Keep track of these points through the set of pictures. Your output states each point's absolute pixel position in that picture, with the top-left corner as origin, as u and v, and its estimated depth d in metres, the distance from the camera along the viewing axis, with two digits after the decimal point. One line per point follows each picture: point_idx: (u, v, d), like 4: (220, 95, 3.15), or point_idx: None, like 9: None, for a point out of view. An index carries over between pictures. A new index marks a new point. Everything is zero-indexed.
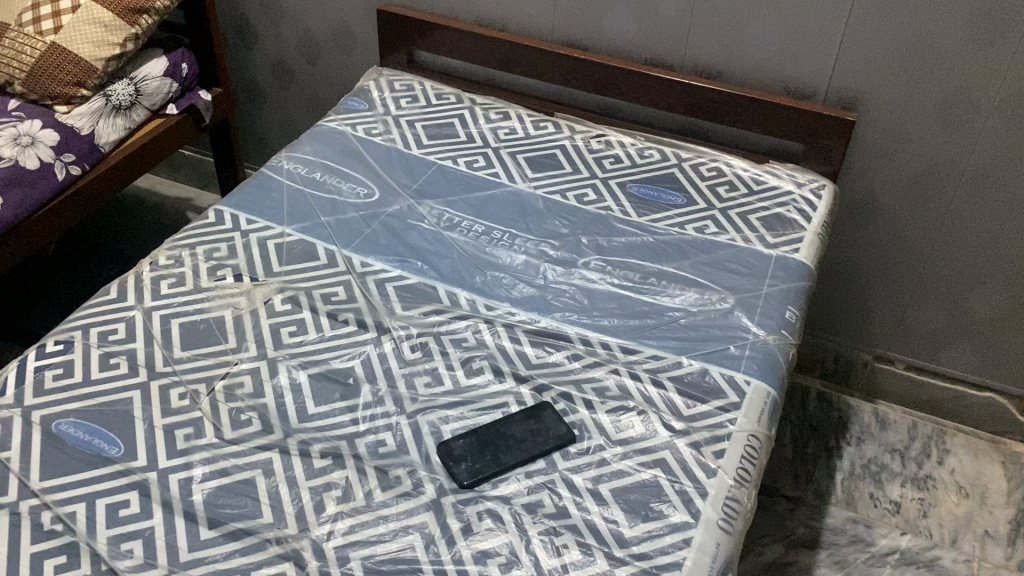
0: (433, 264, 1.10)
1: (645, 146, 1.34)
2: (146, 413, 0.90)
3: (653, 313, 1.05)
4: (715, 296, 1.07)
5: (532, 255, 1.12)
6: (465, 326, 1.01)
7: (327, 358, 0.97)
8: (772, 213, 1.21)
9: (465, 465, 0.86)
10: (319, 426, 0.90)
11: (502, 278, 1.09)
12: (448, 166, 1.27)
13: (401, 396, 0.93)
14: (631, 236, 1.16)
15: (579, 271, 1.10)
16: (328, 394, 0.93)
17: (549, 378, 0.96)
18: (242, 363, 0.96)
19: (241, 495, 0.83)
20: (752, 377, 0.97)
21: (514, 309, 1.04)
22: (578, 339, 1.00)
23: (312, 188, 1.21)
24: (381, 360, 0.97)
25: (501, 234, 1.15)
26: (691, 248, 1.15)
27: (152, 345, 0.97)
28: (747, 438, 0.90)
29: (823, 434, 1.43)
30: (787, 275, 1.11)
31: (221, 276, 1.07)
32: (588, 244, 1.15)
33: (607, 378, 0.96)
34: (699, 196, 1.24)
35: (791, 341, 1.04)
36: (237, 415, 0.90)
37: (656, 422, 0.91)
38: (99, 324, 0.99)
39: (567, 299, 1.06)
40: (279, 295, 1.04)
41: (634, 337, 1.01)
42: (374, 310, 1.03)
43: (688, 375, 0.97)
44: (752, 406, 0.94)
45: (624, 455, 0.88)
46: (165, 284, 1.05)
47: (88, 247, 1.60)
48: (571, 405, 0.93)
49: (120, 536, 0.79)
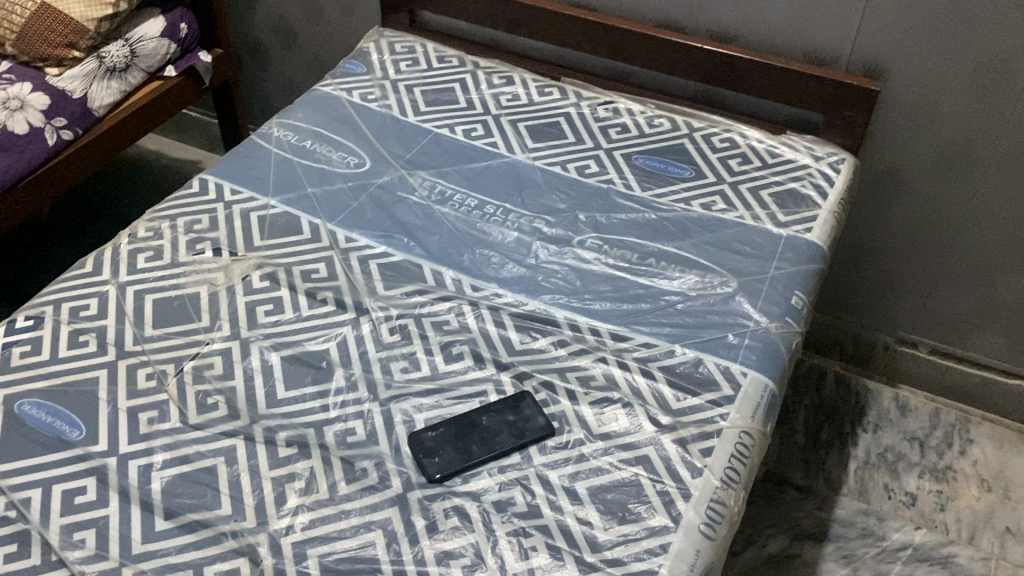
0: (420, 240, 1.05)
1: (655, 114, 1.27)
2: (111, 394, 0.87)
3: (648, 296, 0.98)
4: (717, 279, 1.01)
5: (525, 232, 1.07)
6: (447, 308, 0.96)
7: (301, 340, 0.93)
8: (785, 189, 1.13)
9: (436, 457, 0.82)
10: (288, 412, 0.86)
11: (491, 256, 1.03)
12: (444, 135, 1.22)
13: (375, 381, 0.89)
14: (632, 214, 1.10)
15: (574, 249, 1.04)
16: (300, 378, 0.89)
17: (531, 366, 0.90)
18: (214, 343, 0.93)
19: (200, 484, 0.80)
20: (750, 369, 0.91)
21: (502, 291, 0.99)
22: (567, 324, 0.95)
23: (301, 158, 1.16)
24: (356, 342, 0.93)
25: (494, 209, 1.10)
26: (695, 226, 1.08)
27: (124, 322, 0.94)
28: (739, 435, 0.85)
29: (838, 419, 1.37)
30: (796, 257, 1.04)
31: (200, 250, 1.03)
32: (585, 221, 1.08)
33: (594, 367, 0.90)
34: (708, 168, 1.17)
35: (796, 329, 0.97)
36: (203, 398, 0.87)
37: (642, 416, 0.86)
38: (71, 299, 0.96)
39: (558, 280, 1.01)
40: (257, 272, 1.00)
41: (625, 323, 0.95)
42: (354, 289, 0.98)
43: (680, 364, 0.91)
44: (747, 401, 0.88)
45: (605, 451, 0.83)
46: (141, 258, 1.02)
47: (86, 209, 1.58)
48: (553, 395, 0.88)
49: (73, 525, 0.76)
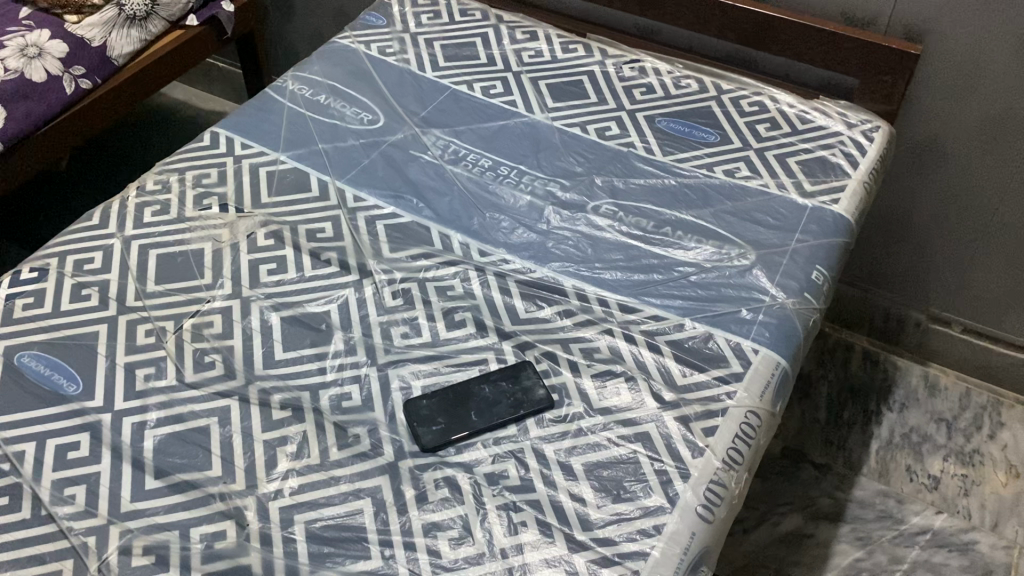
0: (429, 202, 1.02)
1: (683, 74, 1.21)
2: (109, 350, 0.86)
3: (661, 267, 0.95)
4: (735, 250, 0.97)
5: (538, 196, 1.03)
6: (453, 273, 0.94)
7: (302, 301, 0.91)
8: (815, 156, 1.08)
9: (431, 426, 0.80)
10: (283, 374, 0.85)
11: (500, 220, 1.00)
12: (462, 92, 1.18)
13: (374, 346, 0.87)
14: (651, 179, 1.06)
15: (587, 215, 1.01)
16: (299, 340, 0.88)
17: (534, 335, 0.88)
18: (215, 301, 0.91)
19: (192, 444, 0.79)
20: (762, 346, 0.87)
21: (510, 256, 0.96)
22: (574, 293, 0.92)
23: (314, 112, 1.14)
24: (358, 305, 0.91)
25: (508, 170, 1.07)
26: (716, 194, 1.04)
27: (126, 277, 0.93)
28: (745, 415, 0.81)
29: (863, 397, 1.32)
30: (820, 230, 0.99)
31: (207, 205, 1.02)
32: (602, 185, 1.05)
33: (599, 339, 0.87)
34: (735, 133, 1.12)
35: (815, 306, 0.93)
36: (201, 356, 0.86)
37: (645, 391, 0.83)
38: (76, 251, 0.96)
39: (568, 247, 0.97)
40: (262, 229, 0.99)
41: (635, 294, 0.92)
42: (359, 250, 0.96)
43: (689, 339, 0.87)
44: (756, 380, 0.84)
45: (604, 426, 0.80)
46: (148, 212, 1.01)
47: (108, 155, 1.59)
48: (555, 366, 0.85)
49: (64, 481, 0.76)
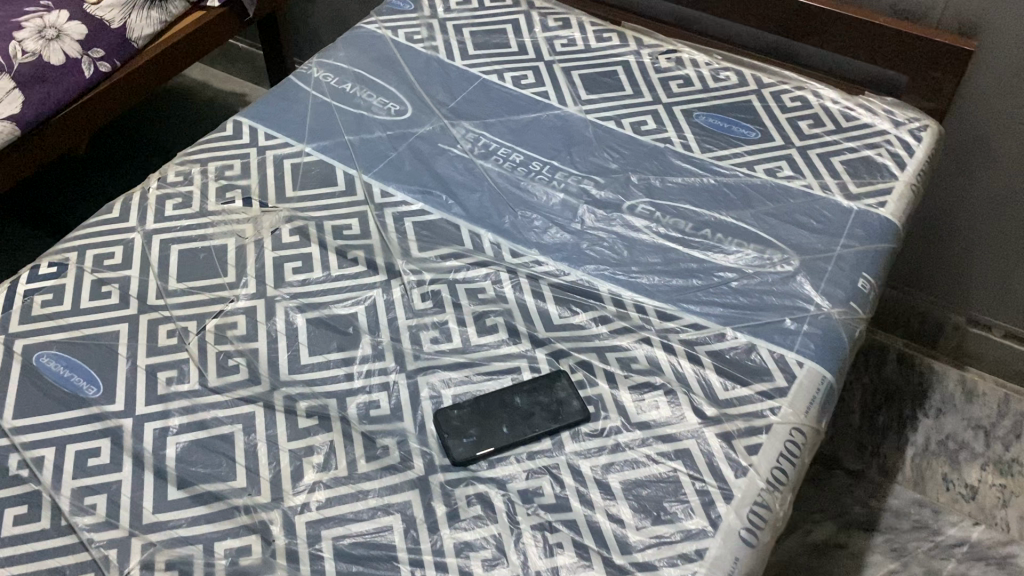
0: (460, 199, 0.99)
1: (721, 66, 1.17)
2: (130, 351, 0.84)
3: (701, 271, 0.91)
4: (777, 255, 0.93)
5: (572, 193, 1.00)
6: (483, 275, 0.91)
7: (327, 303, 0.88)
8: (860, 156, 1.03)
9: (463, 438, 0.77)
10: (309, 380, 0.82)
11: (532, 219, 0.97)
12: (492, 82, 1.14)
13: (403, 351, 0.84)
14: (689, 177, 1.02)
15: (623, 215, 0.97)
16: (325, 343, 0.85)
17: (568, 342, 0.85)
18: (238, 301, 0.88)
19: (216, 452, 0.77)
20: (807, 359, 0.83)
21: (542, 257, 0.92)
22: (610, 299, 0.88)
23: (340, 102, 1.10)
24: (386, 307, 0.88)
25: (540, 166, 1.03)
26: (757, 194, 1.00)
27: (148, 273, 0.91)
28: (789, 432, 0.78)
29: (898, 401, 1.29)
30: (867, 234, 0.95)
31: (230, 199, 0.98)
32: (638, 183, 1.01)
33: (636, 348, 0.84)
34: (777, 129, 1.07)
35: (861, 316, 0.89)
36: (224, 359, 0.83)
37: (685, 406, 0.80)
38: (96, 246, 0.93)
39: (604, 248, 0.94)
40: (287, 225, 0.95)
41: (673, 300, 0.89)
42: (387, 249, 0.93)
43: (730, 349, 0.84)
44: (801, 395, 0.81)
45: (642, 441, 0.77)
46: (170, 205, 0.98)
47: (130, 137, 1.56)
48: (591, 376, 0.82)
49: (85, 489, 0.74)
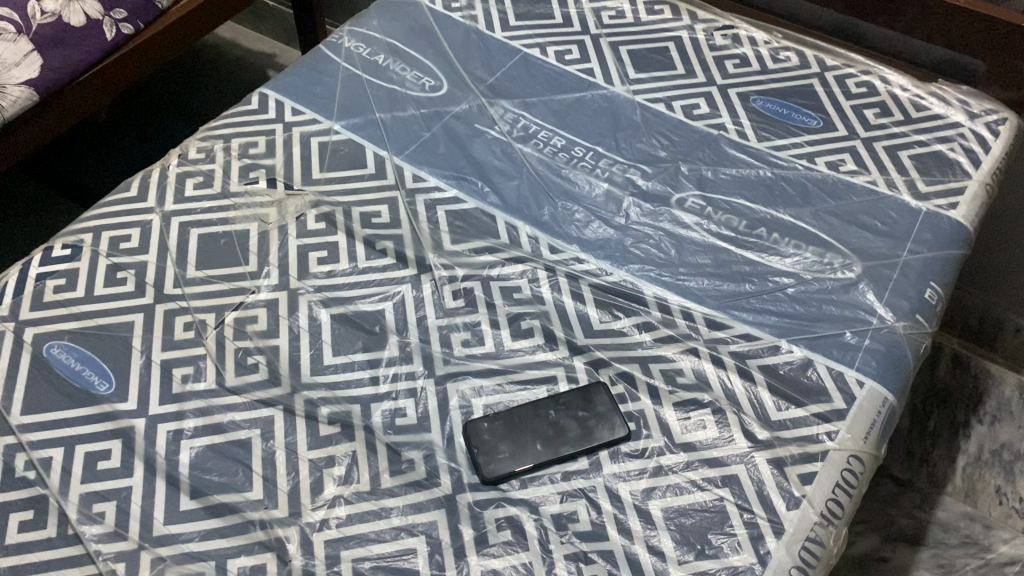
0: (497, 187, 0.92)
1: (781, 45, 1.08)
2: (145, 345, 0.79)
3: (754, 276, 0.85)
4: (838, 260, 0.86)
5: (616, 184, 0.93)
6: (520, 272, 0.85)
7: (352, 298, 0.83)
8: (930, 150, 0.95)
9: (494, 455, 0.72)
10: (331, 383, 0.77)
11: (573, 211, 0.90)
12: (534, 56, 1.07)
13: (432, 355, 0.79)
14: (743, 169, 0.94)
15: (671, 210, 0.91)
16: (349, 343, 0.80)
17: (609, 351, 0.79)
18: (260, 293, 0.83)
19: (232, 460, 0.72)
20: (867, 378, 0.77)
21: (583, 255, 0.86)
22: (655, 303, 0.82)
23: (371, 75, 1.04)
24: (415, 305, 0.82)
25: (583, 152, 0.96)
26: (817, 190, 0.92)
27: (165, 259, 0.86)
28: (847, 460, 0.72)
29: (950, 406, 1.21)
30: (936, 239, 0.88)
31: (254, 179, 0.93)
32: (688, 174, 0.94)
33: (682, 359, 0.78)
34: (840, 118, 0.99)
35: (927, 330, 0.82)
36: (243, 357, 0.78)
37: (734, 427, 0.74)
38: (113, 227, 0.88)
39: (650, 246, 0.87)
40: (313, 211, 0.90)
41: (723, 307, 0.82)
42: (418, 241, 0.87)
43: (784, 365, 0.78)
44: (860, 418, 0.75)
45: (686, 465, 0.72)
46: (190, 184, 0.92)
47: (157, 98, 1.51)
48: (632, 390, 0.76)
49: (93, 495, 0.70)
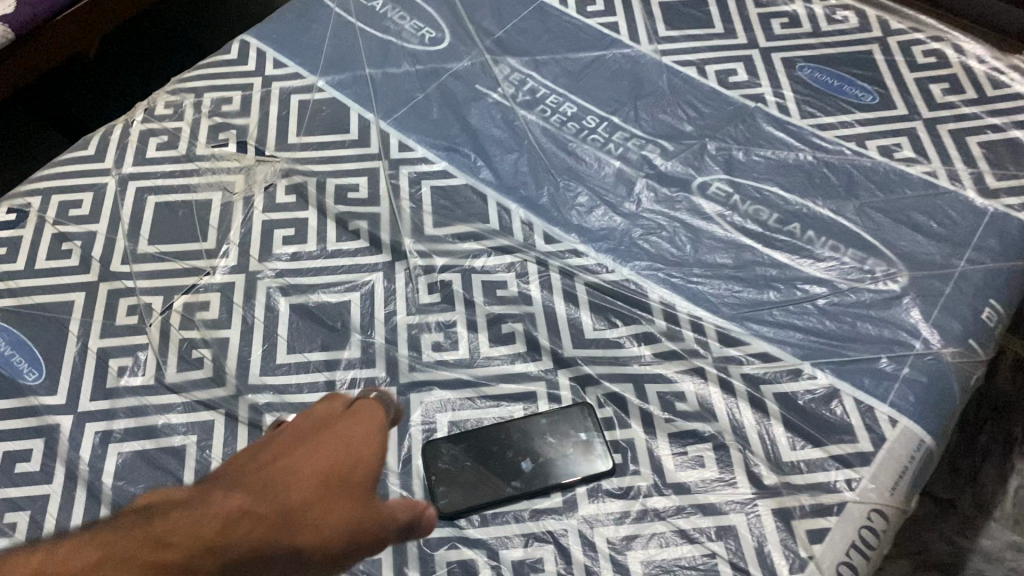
0: (492, 160, 0.81)
1: (839, 2, 0.94)
2: (83, 329, 0.71)
3: (779, 282, 0.73)
4: (881, 268, 0.73)
5: (630, 162, 0.81)
6: (507, 265, 0.74)
7: (315, 287, 0.74)
8: (1005, 137, 0.81)
9: (453, 485, 0.63)
10: (282, 386, 0.68)
11: (576, 193, 0.79)
12: (552, 7, 0.94)
13: (398, 359, 0.69)
14: (780, 150, 0.81)
15: (691, 196, 0.78)
16: (307, 340, 0.71)
17: (599, 366, 0.69)
18: (214, 275, 0.74)
19: (162, 470, 0.64)
20: (902, 415, 0.65)
21: (582, 247, 0.75)
22: (660, 310, 0.71)
23: (366, 23, 0.92)
24: (385, 298, 0.73)
25: (596, 122, 0.84)
26: (863, 180, 0.79)
27: (117, 230, 0.77)
28: (867, 516, 0.61)
29: (1010, 416, 1.05)
30: (1003, 247, 0.74)
31: (223, 140, 0.83)
32: (715, 154, 0.81)
33: (684, 381, 0.67)
34: (901, 93, 0.85)
35: (981, 357, 0.69)
36: (187, 350, 0.70)
37: (737, 467, 0.63)
38: (64, 190, 0.80)
39: (661, 239, 0.76)
40: (283, 181, 0.80)
41: (739, 318, 0.71)
42: (395, 222, 0.77)
43: (804, 395, 0.66)
44: (888, 465, 0.63)
45: (676, 510, 0.62)
46: (153, 144, 0.83)
47: (158, 28, 1.42)
48: (622, 415, 0.66)
49: (7, 503, 0.63)
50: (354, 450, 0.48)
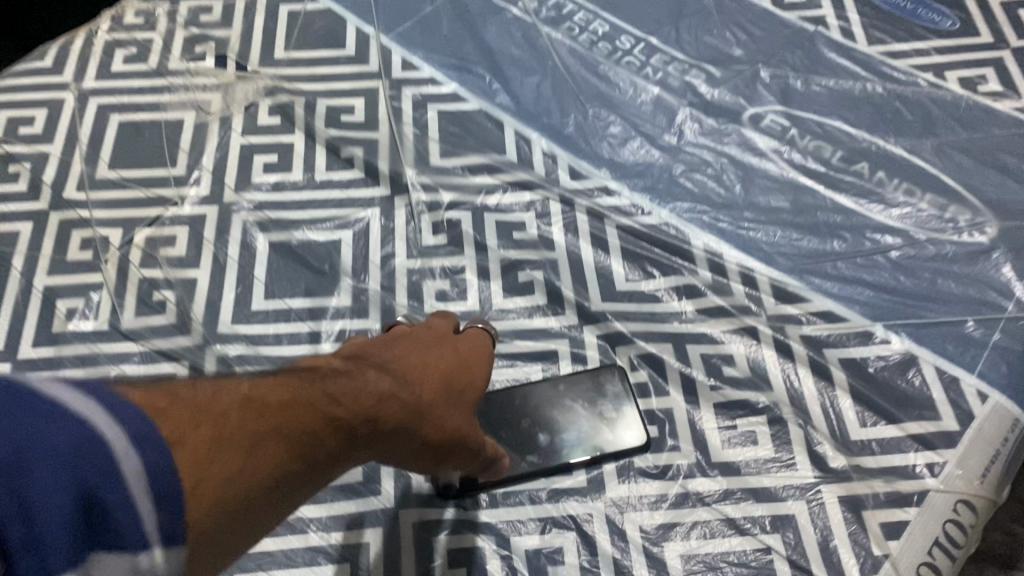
0: (510, 83, 0.70)
1: None
2: (27, 264, 0.61)
3: (845, 230, 0.62)
4: (965, 215, 0.62)
5: (671, 88, 0.69)
6: (525, 203, 0.64)
7: (300, 223, 0.63)
8: None
9: None
10: (257, 336, 0.58)
11: (607, 122, 0.68)
12: None
13: (394, 309, 0.59)
14: (844, 80, 0.70)
15: (742, 128, 0.67)
16: (289, 283, 0.60)
17: (632, 323, 0.58)
18: (183, 206, 0.64)
19: None
20: (992, 389, 0.54)
21: (613, 184, 0.65)
22: (705, 259, 0.61)
23: None
24: (381, 237, 0.62)
25: (631, 43, 0.72)
26: (942, 114, 0.67)
27: (73, 152, 0.66)
28: (953, 508, 0.50)
29: None
30: None
31: (200, 54, 0.72)
32: (770, 82, 0.70)
33: (733, 343, 0.57)
34: (984, 18, 0.73)
35: None
36: (148, 292, 0.59)
37: (796, 446, 0.53)
38: (15, 106, 0.69)
39: (705, 176, 0.65)
40: (268, 101, 0.69)
41: (798, 271, 0.60)
42: (396, 151, 0.66)
43: (875, 361, 0.56)
44: (977, 447, 0.52)
45: (723, 495, 0.52)
46: (120, 56, 0.72)
47: None
48: (658, 380, 0.56)
49: None
50: (471, 357, 0.44)
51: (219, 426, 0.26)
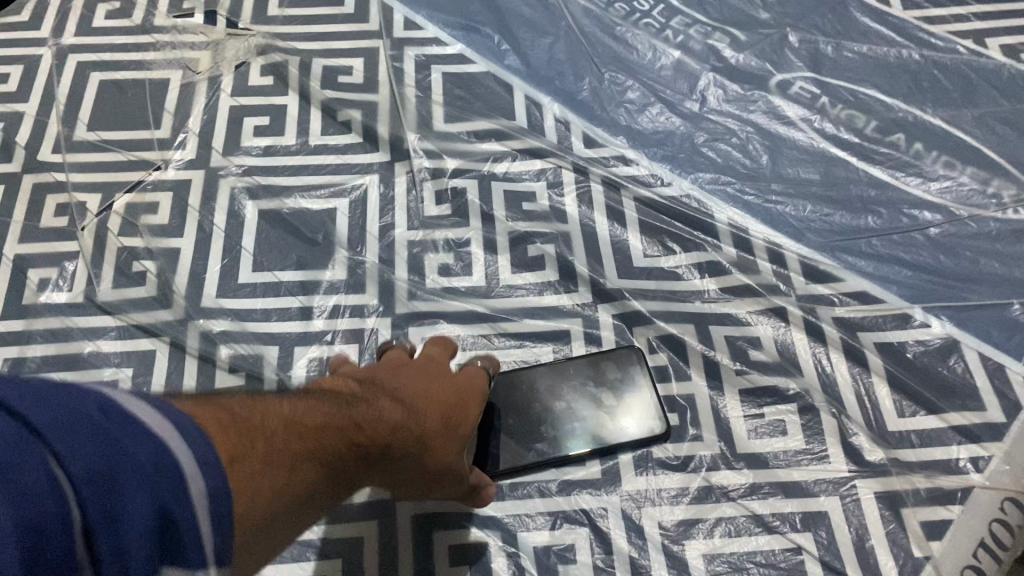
0: (520, 44, 0.65)
1: None
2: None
3: (881, 205, 0.57)
4: (1012, 190, 0.57)
5: (693, 52, 0.65)
6: (535, 172, 0.59)
7: (293, 189, 0.58)
8: None
9: None
10: (245, 311, 0.53)
11: (624, 87, 0.63)
12: None
13: (393, 283, 0.54)
14: (879, 45, 0.65)
15: (769, 96, 0.62)
16: (280, 254, 0.56)
17: (651, 302, 0.54)
18: (166, 170, 0.59)
19: None
20: None
21: (630, 153, 0.60)
22: (729, 234, 0.56)
23: None
24: (381, 207, 0.58)
25: (651, 3, 0.67)
26: (984, 83, 0.63)
27: (50, 113, 0.62)
28: (1001, 507, 0.46)
29: None
30: None
31: (188, 8, 0.67)
32: (799, 46, 0.65)
33: (760, 325, 0.53)
34: None
35: None
36: (127, 261, 0.55)
37: (830, 437, 0.49)
38: None
39: (730, 146, 0.60)
40: (260, 60, 0.64)
41: (830, 248, 0.56)
42: (397, 114, 0.61)
43: (914, 347, 0.51)
44: None
45: (750, 490, 0.47)
46: (103, 11, 0.67)
47: None
48: (680, 364, 0.51)
49: None
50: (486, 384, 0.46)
51: (259, 450, 0.29)
